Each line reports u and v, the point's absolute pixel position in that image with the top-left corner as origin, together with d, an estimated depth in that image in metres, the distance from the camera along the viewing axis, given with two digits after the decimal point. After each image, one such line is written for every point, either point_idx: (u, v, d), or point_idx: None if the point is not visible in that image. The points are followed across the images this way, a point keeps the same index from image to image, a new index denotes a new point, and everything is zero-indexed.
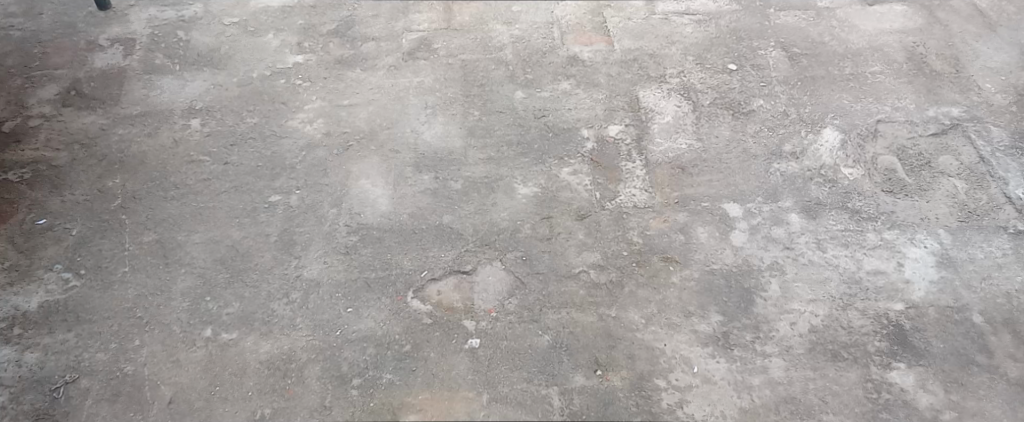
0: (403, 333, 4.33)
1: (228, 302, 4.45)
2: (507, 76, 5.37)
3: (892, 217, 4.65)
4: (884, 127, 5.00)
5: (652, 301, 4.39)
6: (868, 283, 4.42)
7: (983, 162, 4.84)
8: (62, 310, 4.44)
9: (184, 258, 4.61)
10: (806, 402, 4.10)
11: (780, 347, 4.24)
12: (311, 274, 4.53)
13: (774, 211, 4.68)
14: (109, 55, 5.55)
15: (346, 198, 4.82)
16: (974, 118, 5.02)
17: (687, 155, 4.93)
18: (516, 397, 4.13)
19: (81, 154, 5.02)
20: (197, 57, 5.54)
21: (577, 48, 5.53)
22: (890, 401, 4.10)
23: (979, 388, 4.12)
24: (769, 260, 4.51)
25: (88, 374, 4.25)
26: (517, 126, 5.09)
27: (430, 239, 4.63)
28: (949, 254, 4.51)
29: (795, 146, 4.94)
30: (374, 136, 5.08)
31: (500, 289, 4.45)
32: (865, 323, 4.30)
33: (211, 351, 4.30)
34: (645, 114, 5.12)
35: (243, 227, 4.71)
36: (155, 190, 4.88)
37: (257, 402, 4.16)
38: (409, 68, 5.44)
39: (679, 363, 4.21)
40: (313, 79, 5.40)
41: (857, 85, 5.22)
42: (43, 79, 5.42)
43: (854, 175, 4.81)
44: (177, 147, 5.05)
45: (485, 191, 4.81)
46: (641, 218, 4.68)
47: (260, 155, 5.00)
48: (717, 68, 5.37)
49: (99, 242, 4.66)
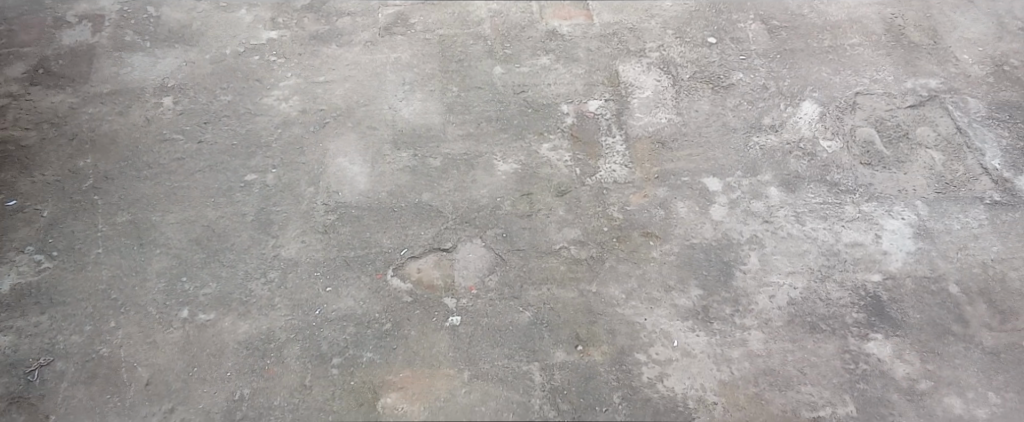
0: (384, 311, 4.33)
1: (205, 282, 4.43)
2: (486, 51, 5.31)
3: (870, 189, 4.68)
4: (863, 99, 5.01)
5: (632, 276, 4.42)
6: (846, 254, 4.48)
7: (960, 133, 4.87)
8: (35, 293, 4.39)
9: (159, 238, 4.56)
10: (785, 374, 4.18)
11: (759, 320, 4.31)
12: (290, 254, 4.50)
13: (753, 185, 4.70)
14: (77, 32, 5.35)
15: (324, 176, 4.76)
16: (952, 89, 5.04)
17: (667, 129, 4.92)
18: (497, 374, 4.17)
19: (50, 134, 4.90)
20: (168, 33, 5.36)
21: (555, 22, 5.45)
22: (867, 372, 4.19)
23: (955, 357, 4.22)
24: (748, 234, 4.55)
25: (63, 357, 4.22)
26: (496, 102, 5.05)
27: (409, 218, 4.61)
28: (926, 225, 4.56)
29: (774, 119, 4.94)
30: (351, 113, 5.01)
31: (480, 266, 4.45)
32: (843, 295, 4.37)
33: (189, 333, 4.29)
34: (625, 88, 5.09)
35: (220, 207, 4.66)
36: (127, 169, 4.79)
37: (236, 383, 4.17)
38: (386, 44, 5.34)
39: (659, 337, 4.27)
40: (287, 55, 5.28)
41: (836, 57, 5.21)
42: (9, 57, 5.22)
43: (832, 147, 4.83)
44: (149, 126, 4.95)
45: (464, 168, 4.77)
46: (621, 193, 4.68)
47: (235, 133, 4.92)
48: (697, 41, 5.32)
49: (72, 223, 4.59)
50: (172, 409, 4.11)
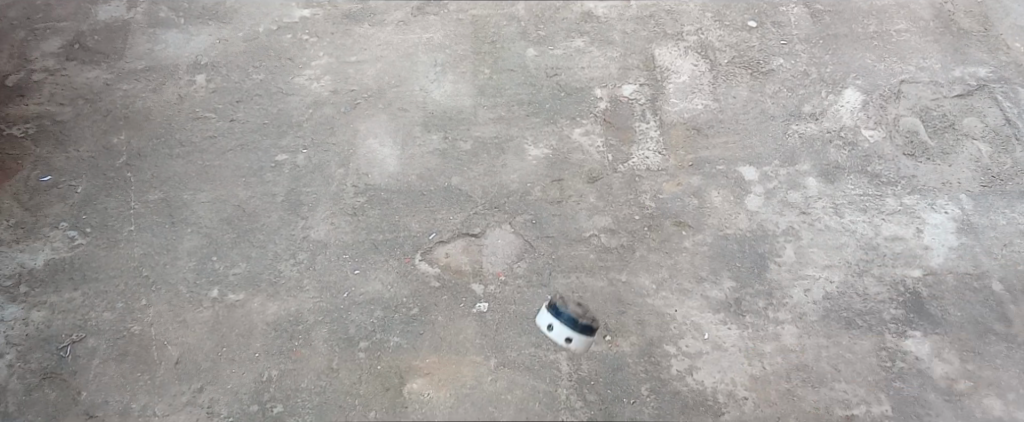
0: (412, 295, 4.29)
1: (234, 262, 4.41)
2: (519, 33, 5.23)
3: (913, 181, 4.55)
4: (908, 88, 4.86)
5: (663, 266, 4.34)
6: (885, 249, 4.36)
7: (1008, 125, 4.72)
8: (68, 268, 4.39)
9: (190, 217, 4.55)
10: (819, 370, 4.08)
11: (793, 314, 4.21)
12: (318, 236, 4.48)
13: (791, 174, 4.59)
14: (112, 7, 5.35)
15: (354, 158, 4.73)
16: (1002, 79, 4.89)
17: (703, 116, 4.81)
18: (524, 362, 4.11)
19: (85, 110, 4.91)
20: (203, 10, 5.35)
21: (591, 3, 5.36)
22: (903, 370, 4.07)
23: (996, 357, 4.10)
24: (784, 225, 4.44)
25: (95, 334, 4.23)
26: (529, 85, 4.98)
27: (439, 201, 4.56)
28: (970, 220, 4.43)
29: (814, 107, 4.82)
30: (382, 94, 4.96)
31: (509, 253, 4.39)
32: (881, 291, 4.25)
33: (218, 312, 4.28)
34: (661, 73, 4.99)
35: (250, 187, 4.64)
36: (160, 147, 4.79)
37: (264, 364, 4.15)
38: (418, 24, 5.28)
39: (689, 329, 4.18)
40: (319, 34, 5.24)
41: (881, 44, 5.06)
42: (45, 32, 5.23)
43: (874, 137, 4.70)
44: (181, 103, 4.94)
45: (495, 153, 4.71)
46: (654, 181, 4.59)
47: (266, 112, 4.90)
48: (737, 25, 5.21)
49: (105, 200, 4.60)
50: (200, 388, 4.10)
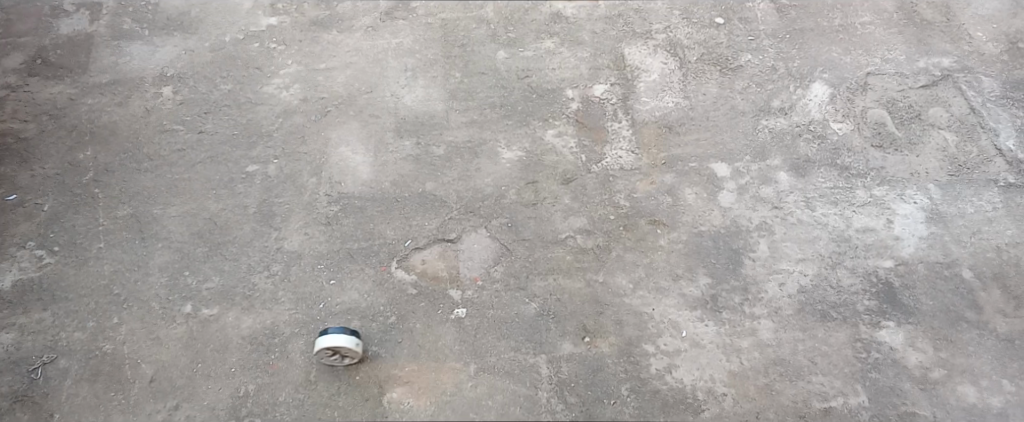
0: (389, 303, 4.27)
1: (208, 276, 4.36)
2: (489, 35, 5.23)
3: (882, 173, 4.61)
4: (874, 80, 4.92)
5: (639, 265, 4.35)
6: (857, 241, 4.40)
7: (973, 114, 4.79)
8: (36, 288, 4.33)
9: (160, 232, 4.50)
10: (796, 363, 4.11)
11: (769, 309, 4.24)
12: (293, 246, 4.44)
13: (762, 169, 4.62)
14: (75, 21, 5.27)
15: (326, 167, 4.69)
16: (965, 68, 4.96)
17: (674, 114, 4.84)
18: (504, 366, 4.10)
19: (49, 126, 4.84)
20: (167, 21, 5.28)
21: (559, 4, 5.36)
22: (879, 361, 4.12)
23: (969, 345, 4.15)
24: (757, 220, 4.47)
25: (66, 354, 4.17)
26: (500, 88, 4.98)
27: (413, 207, 4.54)
28: (939, 209, 4.49)
29: (783, 102, 4.86)
30: (353, 101, 4.94)
31: (486, 257, 4.38)
32: (854, 282, 4.30)
33: (192, 328, 4.23)
34: (631, 72, 5.01)
35: (221, 200, 4.59)
36: (127, 162, 4.73)
37: (240, 378, 4.11)
38: (387, 29, 5.26)
39: (667, 327, 4.19)
40: (287, 43, 5.20)
41: (846, 37, 5.11)
42: (6, 48, 5.15)
43: (843, 130, 4.75)
44: (148, 117, 4.89)
45: (468, 157, 4.70)
46: (628, 180, 4.60)
47: (236, 123, 4.86)
48: (704, 22, 5.23)
49: (73, 217, 4.53)
50: (176, 406, 4.06)
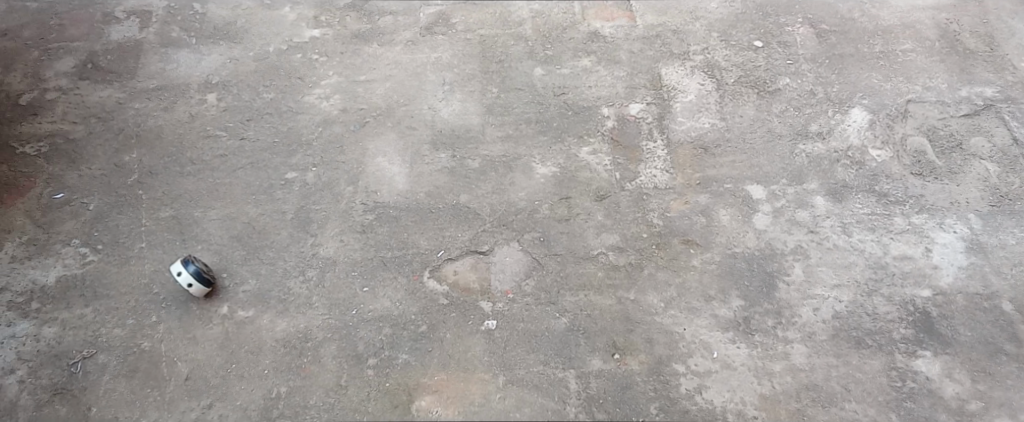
0: (420, 312, 4.30)
1: (244, 279, 4.43)
2: (527, 52, 5.26)
3: (921, 201, 4.54)
4: (915, 107, 4.86)
5: (671, 285, 4.33)
6: (894, 268, 4.34)
7: (1016, 144, 4.71)
8: (79, 285, 4.42)
9: (200, 234, 4.58)
10: (829, 389, 4.06)
11: (802, 333, 4.19)
12: (327, 253, 4.49)
13: (798, 193, 4.58)
14: (125, 28, 5.41)
15: (362, 176, 4.74)
16: (1009, 99, 4.88)
17: (710, 134, 4.82)
18: (532, 380, 4.11)
19: (97, 128, 4.95)
20: (213, 30, 5.40)
21: (598, 24, 5.38)
22: (914, 390, 4.05)
23: (1008, 378, 4.07)
24: (792, 244, 4.43)
25: (105, 350, 4.25)
26: (537, 104, 5.00)
27: (446, 219, 4.57)
28: (979, 240, 4.42)
29: (822, 126, 4.82)
30: (391, 113, 4.99)
31: (517, 270, 4.40)
32: (890, 310, 4.24)
33: (227, 329, 4.29)
34: (668, 92, 5.00)
35: (260, 205, 4.66)
36: (171, 165, 4.82)
37: (273, 381, 4.16)
38: (427, 44, 5.32)
39: (698, 347, 4.17)
40: (329, 54, 5.28)
41: (887, 64, 5.06)
42: (58, 51, 5.29)
43: (882, 156, 4.69)
44: (193, 122, 4.98)
45: (503, 171, 4.72)
46: (662, 199, 4.59)
47: (276, 130, 4.93)
48: (743, 45, 5.21)
49: (117, 217, 4.63)
50: (209, 405, 4.11)
